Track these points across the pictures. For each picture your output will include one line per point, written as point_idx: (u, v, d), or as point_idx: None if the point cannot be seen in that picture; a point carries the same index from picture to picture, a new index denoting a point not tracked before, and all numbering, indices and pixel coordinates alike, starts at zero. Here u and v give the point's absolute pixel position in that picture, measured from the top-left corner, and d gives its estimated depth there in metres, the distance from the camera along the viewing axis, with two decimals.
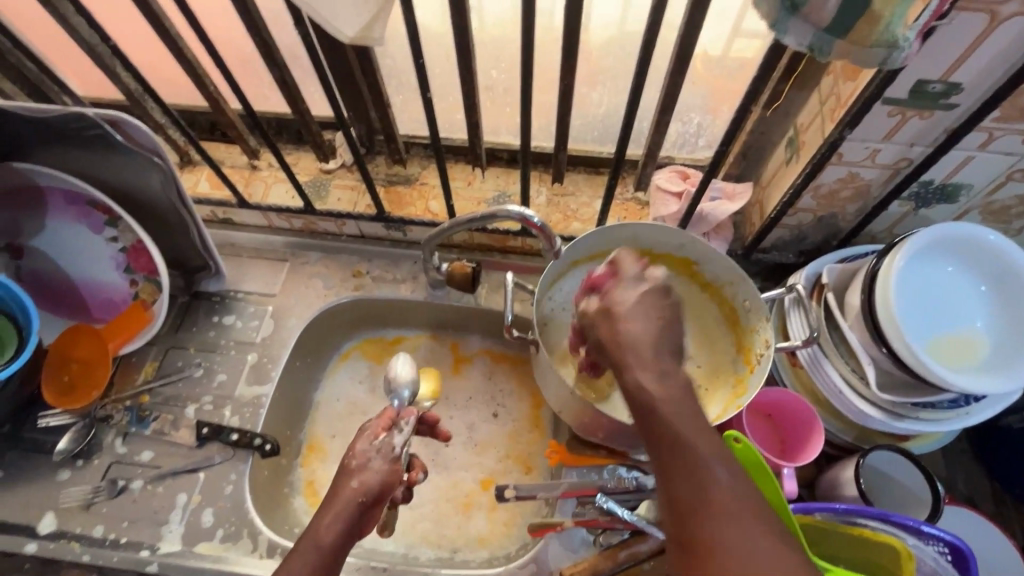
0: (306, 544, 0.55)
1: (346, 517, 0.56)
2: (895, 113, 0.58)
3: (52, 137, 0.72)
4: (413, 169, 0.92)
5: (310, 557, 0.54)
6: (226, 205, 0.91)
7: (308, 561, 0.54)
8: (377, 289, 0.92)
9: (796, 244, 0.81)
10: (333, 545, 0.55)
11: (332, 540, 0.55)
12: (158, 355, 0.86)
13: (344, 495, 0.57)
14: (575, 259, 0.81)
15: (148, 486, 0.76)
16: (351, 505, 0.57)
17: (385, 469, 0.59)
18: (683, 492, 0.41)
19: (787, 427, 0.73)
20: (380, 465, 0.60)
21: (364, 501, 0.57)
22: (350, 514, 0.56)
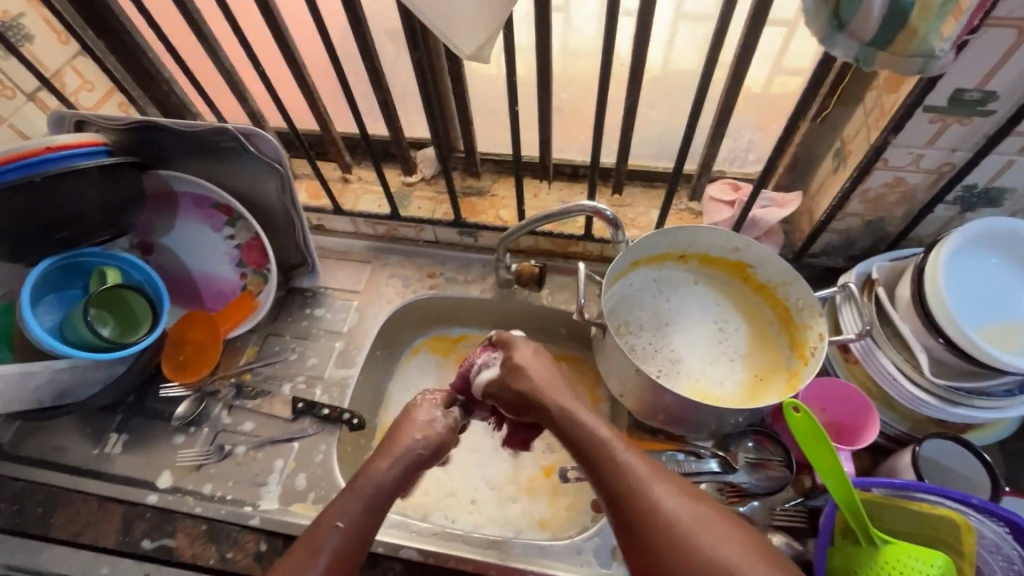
0: (361, 484, 0.66)
1: (400, 465, 0.68)
2: (936, 120, 0.65)
3: (194, 148, 0.86)
4: (486, 182, 1.03)
5: (366, 493, 0.65)
6: (322, 212, 1.03)
7: (360, 498, 0.64)
8: (450, 288, 1.01)
9: (845, 249, 0.86)
10: (383, 484, 0.66)
11: (387, 481, 0.66)
12: (258, 340, 0.97)
13: (404, 442, 0.70)
14: (636, 259, 0.88)
15: (250, 451, 0.85)
16: (406, 451, 0.69)
17: (444, 428, 0.74)
18: (666, 538, 0.54)
19: (840, 414, 0.76)
20: (442, 426, 0.74)
21: (416, 452, 0.70)
22: (406, 460, 0.68)
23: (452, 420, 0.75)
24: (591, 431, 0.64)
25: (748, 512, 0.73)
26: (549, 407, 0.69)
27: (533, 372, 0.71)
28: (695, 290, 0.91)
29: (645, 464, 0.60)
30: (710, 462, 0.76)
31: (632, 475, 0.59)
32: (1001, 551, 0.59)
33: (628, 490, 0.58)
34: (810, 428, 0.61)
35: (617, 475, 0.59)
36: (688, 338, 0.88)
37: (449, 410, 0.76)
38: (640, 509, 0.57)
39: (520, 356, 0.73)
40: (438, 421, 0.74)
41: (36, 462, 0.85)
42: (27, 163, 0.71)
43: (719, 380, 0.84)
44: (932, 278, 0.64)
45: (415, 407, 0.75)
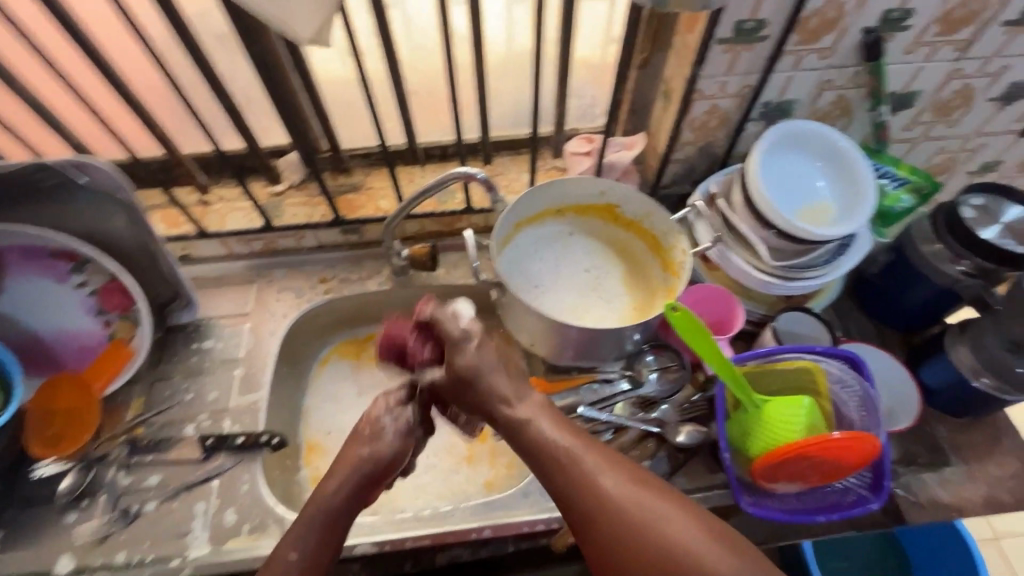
0: (313, 508, 0.63)
1: (353, 480, 0.65)
2: (728, 50, 0.77)
3: (11, 194, 0.75)
4: (359, 176, 1.02)
5: (316, 517, 0.62)
6: (187, 238, 0.96)
7: (315, 526, 0.62)
8: (346, 288, 1.00)
9: (689, 175, 0.99)
10: (340, 503, 0.64)
11: (338, 503, 0.64)
12: (144, 390, 0.88)
13: (354, 458, 0.67)
14: (517, 222, 0.95)
15: (162, 505, 0.78)
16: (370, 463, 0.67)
17: (398, 438, 0.69)
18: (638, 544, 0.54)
19: (710, 310, 0.88)
20: (392, 436, 0.69)
21: (369, 471, 0.66)
22: (359, 477, 0.66)
23: (403, 422, 0.70)
24: (576, 468, 0.59)
25: (662, 415, 0.82)
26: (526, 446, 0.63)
27: (480, 364, 0.64)
28: (575, 240, 1.00)
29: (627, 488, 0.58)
30: (621, 382, 0.86)
31: (615, 508, 0.56)
32: (845, 384, 0.74)
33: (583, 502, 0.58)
34: (688, 323, 0.71)
35: (607, 523, 0.56)
36: (571, 287, 0.96)
37: (401, 409, 0.71)
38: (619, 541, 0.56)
39: (463, 356, 0.64)
40: (399, 430, 0.69)
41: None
42: None
43: (606, 313, 0.94)
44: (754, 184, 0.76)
45: (369, 419, 0.70)
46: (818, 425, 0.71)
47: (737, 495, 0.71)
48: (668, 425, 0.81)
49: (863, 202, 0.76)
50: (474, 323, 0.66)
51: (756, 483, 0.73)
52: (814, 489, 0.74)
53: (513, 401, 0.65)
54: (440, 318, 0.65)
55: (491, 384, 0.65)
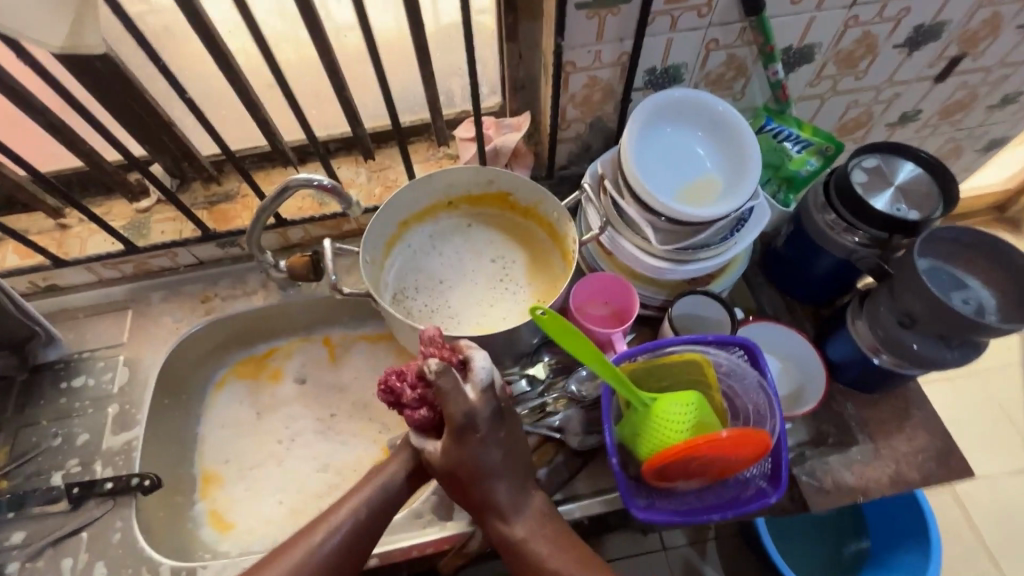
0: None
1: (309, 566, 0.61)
2: (592, 15, 0.69)
3: None
4: (228, 186, 0.95)
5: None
6: (42, 269, 0.88)
7: None
8: (229, 306, 0.93)
9: (586, 154, 0.92)
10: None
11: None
12: (8, 439, 0.82)
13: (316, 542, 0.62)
14: (403, 220, 0.88)
15: (26, 564, 0.72)
16: (378, 499, 0.67)
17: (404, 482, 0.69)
18: None
19: (613, 297, 0.82)
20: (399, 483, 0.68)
21: (363, 520, 0.65)
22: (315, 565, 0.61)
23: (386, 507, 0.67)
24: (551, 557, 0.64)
25: (562, 421, 0.77)
26: (511, 544, 0.66)
27: (485, 467, 0.65)
28: (473, 233, 0.93)
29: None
30: (520, 383, 0.79)
31: None
32: (740, 372, 0.69)
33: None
34: (560, 326, 0.65)
35: None
36: (469, 285, 0.88)
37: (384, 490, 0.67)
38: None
39: (467, 443, 0.64)
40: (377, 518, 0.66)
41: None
42: None
43: (506, 310, 0.86)
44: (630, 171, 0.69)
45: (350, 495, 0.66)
46: (707, 421, 0.66)
47: (628, 501, 0.66)
48: (568, 430, 0.77)
49: (748, 171, 0.70)
50: (484, 398, 0.64)
51: (652, 485, 0.69)
52: (714, 484, 0.69)
53: (510, 517, 0.67)
54: (449, 393, 0.62)
55: (490, 487, 0.66)
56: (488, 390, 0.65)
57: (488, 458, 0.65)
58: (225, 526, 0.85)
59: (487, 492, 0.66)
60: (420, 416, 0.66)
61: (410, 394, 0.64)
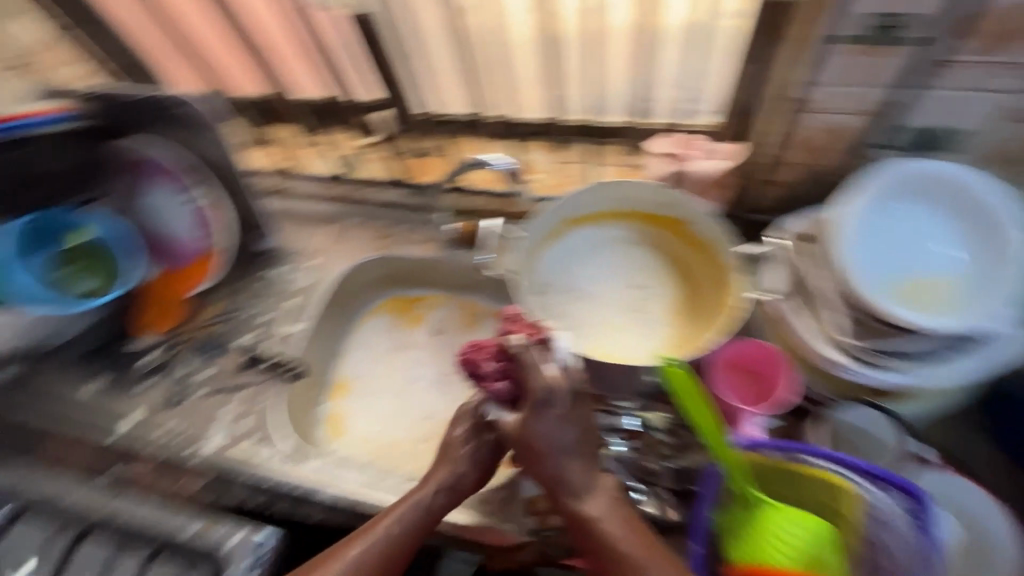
0: None
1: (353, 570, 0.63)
2: (854, 51, 0.64)
3: (138, 116, 0.89)
4: (430, 142, 1.04)
5: None
6: (286, 172, 1.12)
7: None
8: (401, 248, 1.03)
9: (785, 205, 0.83)
10: None
11: None
12: (222, 298, 1.03)
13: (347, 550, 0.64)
14: (567, 217, 0.87)
15: (204, 396, 0.92)
16: (407, 521, 0.67)
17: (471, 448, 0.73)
18: None
19: (768, 378, 0.71)
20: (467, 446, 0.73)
21: (395, 535, 0.66)
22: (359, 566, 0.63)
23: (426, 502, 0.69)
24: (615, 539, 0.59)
25: (653, 472, 0.74)
26: (584, 525, 0.61)
27: (554, 439, 0.64)
28: (630, 252, 0.87)
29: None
30: (629, 418, 0.77)
31: None
32: (894, 525, 0.55)
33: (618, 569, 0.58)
34: (689, 388, 0.59)
35: None
36: (606, 302, 0.84)
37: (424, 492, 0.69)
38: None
39: (543, 418, 0.64)
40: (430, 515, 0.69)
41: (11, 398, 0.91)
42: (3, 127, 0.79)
43: (634, 341, 0.80)
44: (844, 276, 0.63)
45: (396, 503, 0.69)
46: (824, 558, 0.55)
47: None
48: (654, 484, 0.74)
49: (1005, 281, 0.61)
50: (564, 377, 0.66)
51: None
52: None
53: (583, 495, 0.62)
54: (529, 366, 0.66)
55: (559, 468, 0.63)
56: (567, 371, 0.66)
57: (558, 435, 0.64)
58: (338, 432, 0.97)
59: (559, 468, 0.63)
60: (498, 387, 0.70)
61: (489, 366, 0.71)
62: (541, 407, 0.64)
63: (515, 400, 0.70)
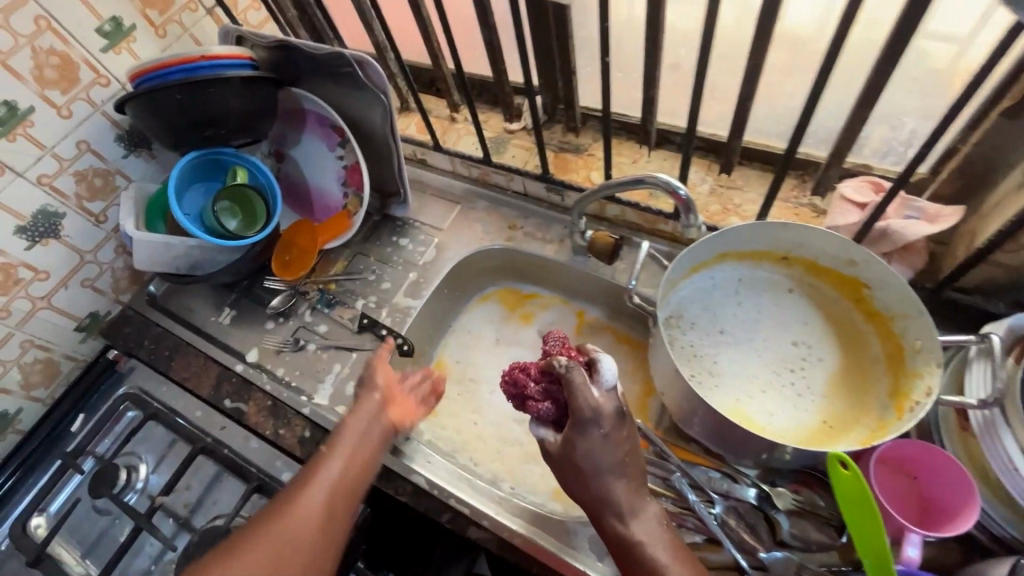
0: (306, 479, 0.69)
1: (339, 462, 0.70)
2: None
3: (319, 74, 0.94)
4: (580, 139, 0.99)
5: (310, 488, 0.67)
6: (424, 146, 1.08)
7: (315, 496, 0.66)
8: (526, 244, 1.00)
9: (1012, 293, 0.67)
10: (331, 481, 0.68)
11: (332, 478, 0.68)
12: (348, 257, 1.06)
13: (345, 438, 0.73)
14: (723, 252, 0.78)
15: (318, 350, 0.97)
16: (346, 450, 0.72)
17: (411, 387, 0.84)
18: None
19: (932, 491, 0.63)
20: (409, 385, 0.84)
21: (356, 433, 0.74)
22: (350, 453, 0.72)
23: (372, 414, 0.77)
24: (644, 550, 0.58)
25: (768, 561, 0.65)
26: (626, 544, 0.59)
27: (599, 458, 0.58)
28: (789, 302, 0.78)
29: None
30: (747, 489, 0.70)
31: None
32: None
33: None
34: (858, 494, 0.52)
35: None
36: (751, 355, 0.75)
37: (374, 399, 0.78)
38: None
39: (588, 436, 0.58)
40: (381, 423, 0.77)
41: (164, 312, 1.03)
42: (189, 67, 0.83)
43: (777, 406, 0.72)
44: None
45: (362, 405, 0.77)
46: None
47: None
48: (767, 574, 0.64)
49: None
50: (610, 399, 0.59)
51: None
52: None
53: (627, 517, 0.59)
54: (577, 389, 0.57)
55: (607, 485, 0.59)
56: (615, 391, 0.59)
57: (604, 454, 0.58)
58: (432, 412, 0.96)
59: (603, 487, 0.59)
60: (542, 409, 0.61)
61: (533, 386, 0.62)
62: (586, 430, 0.58)
63: (560, 421, 0.63)
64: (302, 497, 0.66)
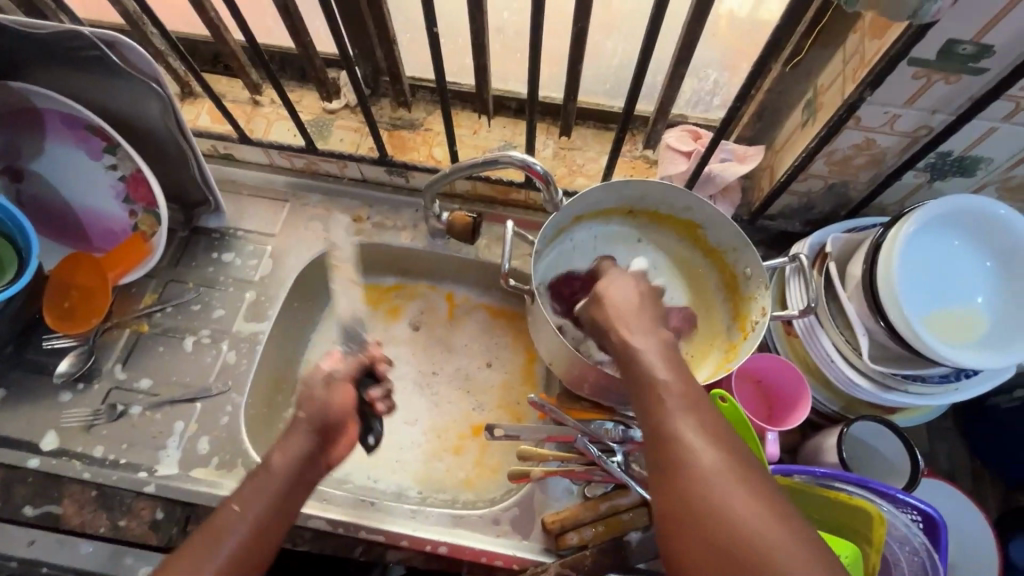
0: (261, 478, 0.56)
1: (297, 450, 0.58)
2: (921, 76, 0.58)
3: (47, 59, 0.70)
4: (411, 114, 0.91)
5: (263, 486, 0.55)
6: (227, 140, 0.89)
7: (267, 490, 0.55)
8: (377, 235, 0.91)
9: (803, 213, 0.81)
10: (286, 471, 0.56)
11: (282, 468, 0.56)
12: (158, 287, 0.86)
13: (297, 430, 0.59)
14: (578, 215, 0.79)
15: (146, 412, 0.78)
16: (267, 501, 0.54)
17: (336, 396, 0.61)
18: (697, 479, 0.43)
19: (776, 392, 0.75)
20: (329, 391, 0.61)
21: (300, 417, 0.59)
22: (307, 446, 0.58)
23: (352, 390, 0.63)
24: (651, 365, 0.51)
25: None
26: (647, 387, 0.50)
27: (617, 296, 0.59)
28: (640, 252, 0.83)
29: (752, 507, 0.42)
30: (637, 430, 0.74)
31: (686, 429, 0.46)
32: (908, 540, 0.61)
33: (644, 386, 0.50)
34: None
35: (673, 441, 0.46)
36: None
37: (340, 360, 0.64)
38: (697, 525, 0.42)
39: (615, 282, 0.62)
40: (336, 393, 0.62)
41: None
42: None
43: None
44: (899, 311, 0.62)
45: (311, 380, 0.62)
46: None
47: None
48: None
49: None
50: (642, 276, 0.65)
51: None
52: None
53: (635, 330, 0.55)
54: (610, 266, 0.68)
55: (613, 307, 0.58)
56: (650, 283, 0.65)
57: (623, 302, 0.59)
58: None
59: (618, 310, 0.57)
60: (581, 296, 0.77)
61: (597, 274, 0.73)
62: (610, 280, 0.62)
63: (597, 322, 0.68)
64: (213, 548, 0.50)
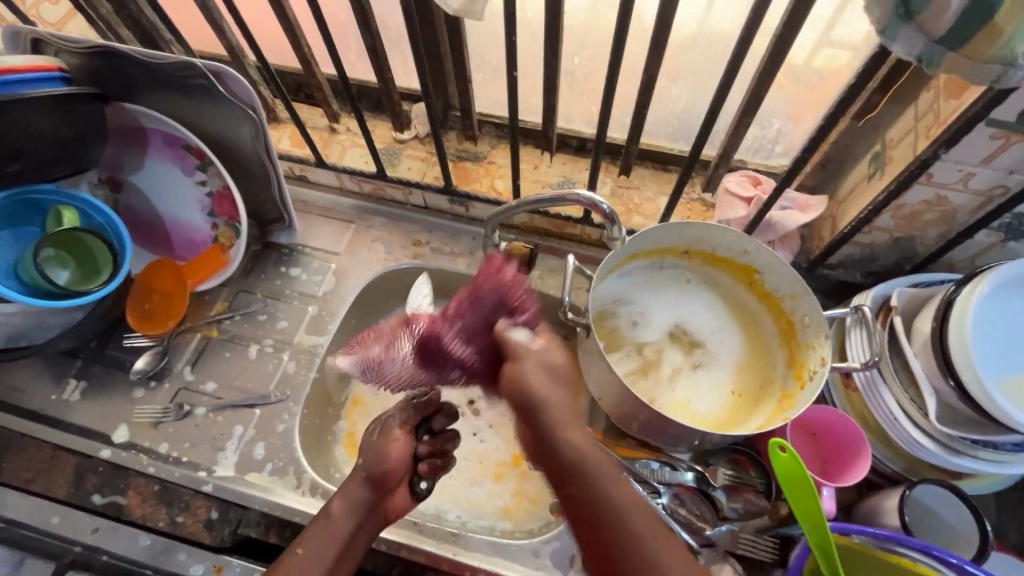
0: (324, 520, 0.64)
1: (357, 497, 0.66)
2: (998, 137, 0.57)
3: (159, 85, 0.77)
4: (477, 147, 0.96)
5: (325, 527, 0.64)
6: (305, 162, 0.96)
7: (328, 533, 0.63)
8: (434, 259, 0.95)
9: (865, 264, 0.80)
10: (347, 515, 0.65)
11: (342, 511, 0.65)
12: (229, 296, 0.92)
13: (355, 474, 0.67)
14: (635, 252, 0.80)
15: (209, 414, 0.82)
16: (327, 547, 0.63)
17: (394, 448, 0.68)
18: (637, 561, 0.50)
19: (830, 447, 0.73)
20: (386, 440, 0.69)
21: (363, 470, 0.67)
22: (364, 494, 0.66)
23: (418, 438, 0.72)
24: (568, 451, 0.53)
25: (714, 536, 0.70)
26: (572, 481, 0.53)
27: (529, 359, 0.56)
28: (693, 293, 0.83)
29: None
30: (684, 473, 0.74)
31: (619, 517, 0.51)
32: None
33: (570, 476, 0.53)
34: (796, 471, 0.57)
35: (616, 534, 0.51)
36: (672, 347, 0.80)
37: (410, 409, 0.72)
38: None
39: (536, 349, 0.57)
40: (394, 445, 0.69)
41: None
42: None
43: (705, 386, 0.78)
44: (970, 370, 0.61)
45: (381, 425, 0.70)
46: None
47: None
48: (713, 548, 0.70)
49: None
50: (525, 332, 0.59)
51: None
52: None
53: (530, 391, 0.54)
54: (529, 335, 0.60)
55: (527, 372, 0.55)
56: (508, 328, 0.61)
57: (527, 368, 0.55)
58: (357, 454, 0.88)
59: (521, 377, 0.55)
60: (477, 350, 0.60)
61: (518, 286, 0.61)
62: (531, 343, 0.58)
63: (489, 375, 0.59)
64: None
